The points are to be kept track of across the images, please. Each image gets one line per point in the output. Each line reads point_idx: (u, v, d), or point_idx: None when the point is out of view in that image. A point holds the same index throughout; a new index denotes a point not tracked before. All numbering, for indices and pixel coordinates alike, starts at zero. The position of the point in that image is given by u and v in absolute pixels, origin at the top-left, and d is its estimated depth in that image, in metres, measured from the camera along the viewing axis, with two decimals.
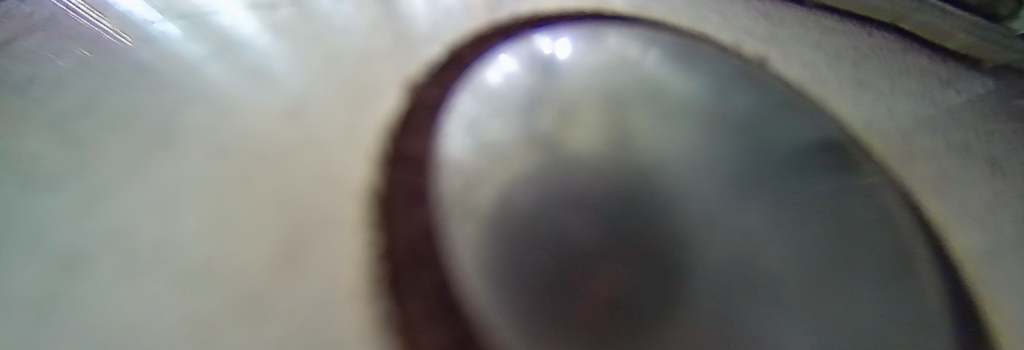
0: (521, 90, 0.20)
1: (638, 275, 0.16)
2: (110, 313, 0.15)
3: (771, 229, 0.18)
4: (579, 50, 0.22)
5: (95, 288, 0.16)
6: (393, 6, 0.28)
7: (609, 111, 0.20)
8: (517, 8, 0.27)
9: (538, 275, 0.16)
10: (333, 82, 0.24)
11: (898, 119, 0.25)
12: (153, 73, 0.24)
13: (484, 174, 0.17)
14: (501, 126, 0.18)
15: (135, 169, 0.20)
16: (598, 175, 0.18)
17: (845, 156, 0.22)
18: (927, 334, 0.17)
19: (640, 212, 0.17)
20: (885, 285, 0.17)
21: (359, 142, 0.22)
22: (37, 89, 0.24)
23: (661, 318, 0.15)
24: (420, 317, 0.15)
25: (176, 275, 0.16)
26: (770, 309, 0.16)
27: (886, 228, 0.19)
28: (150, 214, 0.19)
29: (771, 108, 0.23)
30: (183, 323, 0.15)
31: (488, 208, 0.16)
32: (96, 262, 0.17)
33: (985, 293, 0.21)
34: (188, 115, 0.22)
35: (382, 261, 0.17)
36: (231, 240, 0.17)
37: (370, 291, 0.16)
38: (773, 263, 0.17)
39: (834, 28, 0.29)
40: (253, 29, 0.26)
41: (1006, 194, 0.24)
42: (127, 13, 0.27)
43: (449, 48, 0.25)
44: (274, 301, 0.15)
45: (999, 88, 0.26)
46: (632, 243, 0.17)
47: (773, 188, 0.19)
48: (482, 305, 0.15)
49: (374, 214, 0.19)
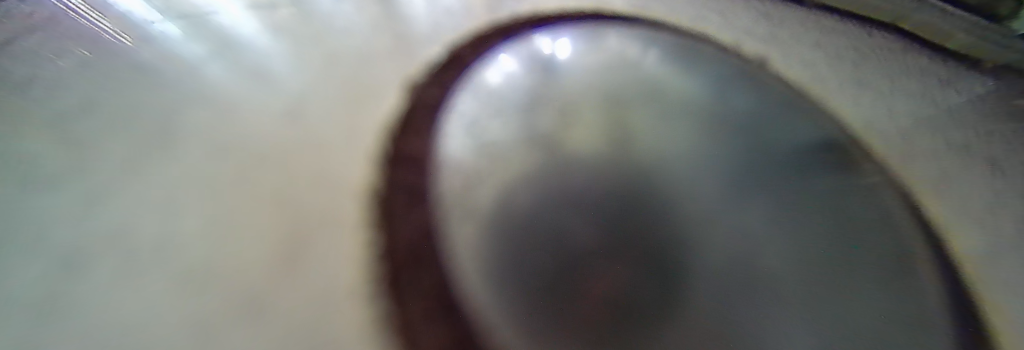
0: (521, 90, 0.20)
1: (637, 276, 0.16)
2: (110, 313, 0.15)
3: (772, 229, 0.18)
4: (579, 50, 0.22)
5: (95, 288, 0.16)
6: (393, 6, 0.28)
7: (609, 111, 0.20)
8: (517, 7, 0.27)
9: (538, 275, 0.16)
10: (333, 82, 0.24)
11: (897, 119, 0.25)
12: (154, 73, 0.24)
13: (483, 174, 0.17)
14: (500, 126, 0.18)
15: (135, 169, 0.20)
16: (598, 175, 0.18)
17: (845, 156, 0.22)
18: (927, 334, 0.17)
19: (641, 211, 0.17)
20: (885, 285, 0.17)
21: (359, 142, 0.22)
22: (37, 89, 0.24)
23: (661, 318, 0.15)
24: (420, 316, 0.15)
25: (175, 275, 0.16)
26: (771, 309, 0.16)
27: (885, 228, 0.20)
28: (150, 214, 0.18)
29: (771, 109, 0.23)
30: (182, 323, 0.15)
31: (488, 208, 0.16)
32: (96, 262, 0.17)
33: (985, 293, 0.21)
34: (188, 115, 0.22)
35: (382, 261, 0.17)
36: (230, 240, 0.17)
37: (370, 291, 0.16)
38: (773, 263, 0.17)
39: (834, 28, 0.29)
40: (253, 28, 0.26)
41: (1006, 194, 0.24)
42: (126, 13, 0.26)
43: (449, 48, 0.25)
44: (275, 301, 0.15)
45: (999, 88, 0.26)
46: (631, 243, 0.17)
47: (773, 188, 0.19)
48: (482, 305, 0.15)
49: (374, 214, 0.19)
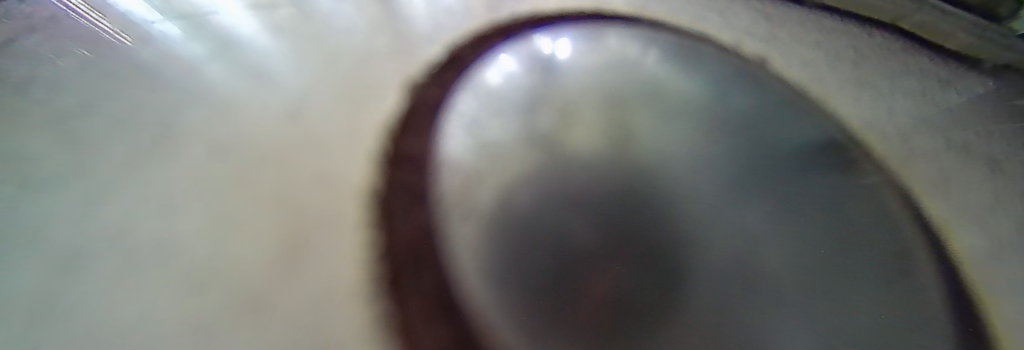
0: (522, 89, 0.20)
1: (638, 275, 0.16)
2: (107, 314, 0.15)
3: (771, 230, 0.18)
4: (579, 51, 0.22)
5: (93, 289, 0.16)
6: (392, 5, 0.28)
7: (609, 112, 0.20)
8: (517, 7, 0.27)
9: (538, 275, 0.16)
10: (332, 82, 0.24)
11: (897, 119, 0.25)
12: (153, 72, 0.24)
13: (484, 173, 0.18)
14: (500, 126, 0.19)
15: (136, 170, 0.20)
16: (597, 175, 0.19)
17: (846, 155, 0.22)
18: (928, 333, 0.17)
19: (639, 211, 0.18)
20: (885, 284, 0.17)
21: (359, 142, 0.21)
22: (38, 89, 0.24)
23: (660, 317, 0.15)
24: (421, 316, 0.15)
25: (177, 275, 0.16)
26: (771, 309, 0.16)
27: (885, 229, 0.19)
28: (149, 214, 0.18)
29: (773, 109, 0.22)
30: (183, 323, 0.15)
31: (488, 207, 0.17)
32: (96, 262, 0.17)
33: (986, 293, 0.20)
34: (188, 116, 0.22)
35: (382, 261, 0.17)
36: (233, 240, 0.17)
37: (370, 291, 0.16)
38: (772, 263, 0.17)
39: (835, 27, 0.28)
40: (253, 29, 0.26)
41: (1005, 194, 0.23)
42: (127, 13, 0.26)
43: (448, 48, 0.25)
44: (276, 301, 0.15)
45: (1000, 88, 0.26)
46: (632, 243, 0.17)
47: (771, 190, 0.19)
48: (483, 305, 0.15)
49: (373, 214, 0.19)
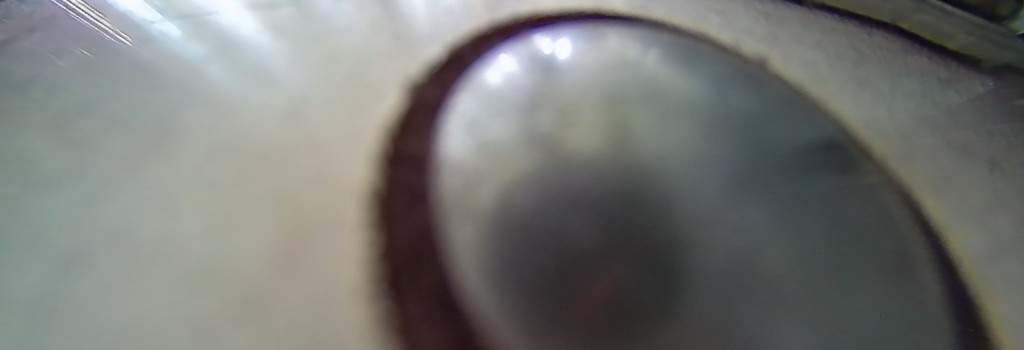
0: (522, 89, 0.19)
1: (637, 275, 0.16)
2: (110, 313, 0.16)
3: (773, 231, 0.18)
4: (580, 50, 0.21)
5: (95, 288, 0.17)
6: (392, 4, 0.27)
7: (610, 111, 0.20)
8: (517, 7, 0.27)
9: (538, 275, 0.15)
10: (331, 82, 0.23)
11: (897, 119, 0.25)
12: (152, 72, 0.24)
13: (484, 173, 0.17)
14: (501, 125, 0.18)
15: (134, 169, 0.21)
16: (596, 175, 0.19)
17: (845, 156, 0.22)
18: (927, 334, 0.17)
19: (638, 212, 0.18)
20: (885, 284, 0.17)
21: (360, 143, 0.21)
22: (38, 90, 0.24)
23: (660, 318, 0.15)
24: (420, 317, 0.16)
25: (178, 275, 0.17)
26: (770, 308, 0.16)
27: (884, 229, 0.19)
28: (146, 214, 0.19)
29: (772, 110, 0.22)
30: (187, 322, 0.16)
31: (488, 208, 0.17)
32: (94, 262, 0.17)
33: (986, 295, 0.20)
34: (186, 115, 0.23)
35: (382, 261, 0.17)
36: (234, 240, 0.18)
37: (370, 291, 0.16)
38: (777, 264, 0.17)
39: (836, 26, 0.28)
40: (253, 29, 0.26)
41: (1006, 194, 0.23)
42: (127, 13, 0.26)
43: (448, 49, 0.25)
44: (276, 302, 0.16)
45: (1000, 88, 0.26)
46: (631, 243, 0.17)
47: (775, 191, 0.19)
48: (482, 305, 0.15)
49: (373, 214, 0.19)
